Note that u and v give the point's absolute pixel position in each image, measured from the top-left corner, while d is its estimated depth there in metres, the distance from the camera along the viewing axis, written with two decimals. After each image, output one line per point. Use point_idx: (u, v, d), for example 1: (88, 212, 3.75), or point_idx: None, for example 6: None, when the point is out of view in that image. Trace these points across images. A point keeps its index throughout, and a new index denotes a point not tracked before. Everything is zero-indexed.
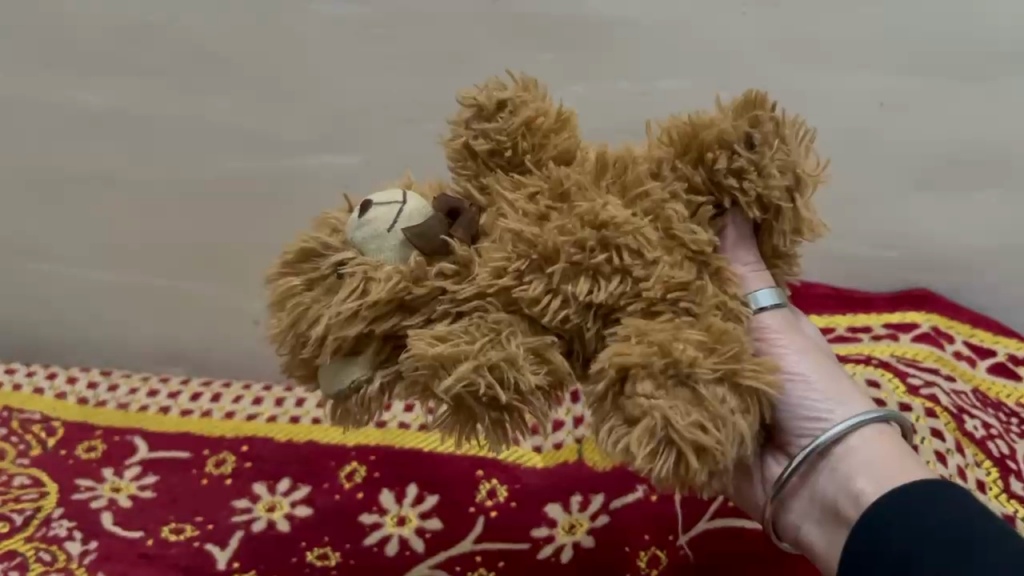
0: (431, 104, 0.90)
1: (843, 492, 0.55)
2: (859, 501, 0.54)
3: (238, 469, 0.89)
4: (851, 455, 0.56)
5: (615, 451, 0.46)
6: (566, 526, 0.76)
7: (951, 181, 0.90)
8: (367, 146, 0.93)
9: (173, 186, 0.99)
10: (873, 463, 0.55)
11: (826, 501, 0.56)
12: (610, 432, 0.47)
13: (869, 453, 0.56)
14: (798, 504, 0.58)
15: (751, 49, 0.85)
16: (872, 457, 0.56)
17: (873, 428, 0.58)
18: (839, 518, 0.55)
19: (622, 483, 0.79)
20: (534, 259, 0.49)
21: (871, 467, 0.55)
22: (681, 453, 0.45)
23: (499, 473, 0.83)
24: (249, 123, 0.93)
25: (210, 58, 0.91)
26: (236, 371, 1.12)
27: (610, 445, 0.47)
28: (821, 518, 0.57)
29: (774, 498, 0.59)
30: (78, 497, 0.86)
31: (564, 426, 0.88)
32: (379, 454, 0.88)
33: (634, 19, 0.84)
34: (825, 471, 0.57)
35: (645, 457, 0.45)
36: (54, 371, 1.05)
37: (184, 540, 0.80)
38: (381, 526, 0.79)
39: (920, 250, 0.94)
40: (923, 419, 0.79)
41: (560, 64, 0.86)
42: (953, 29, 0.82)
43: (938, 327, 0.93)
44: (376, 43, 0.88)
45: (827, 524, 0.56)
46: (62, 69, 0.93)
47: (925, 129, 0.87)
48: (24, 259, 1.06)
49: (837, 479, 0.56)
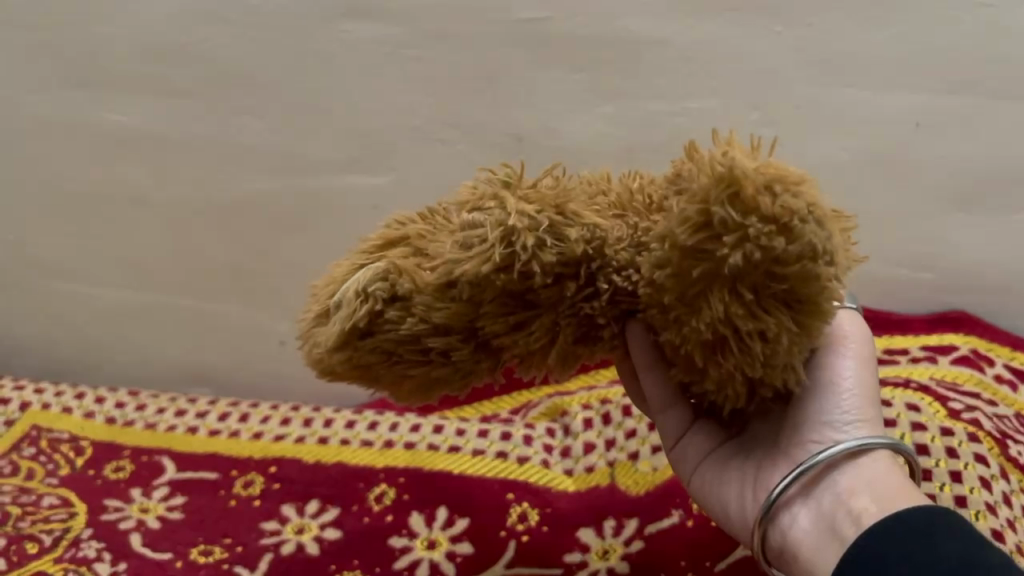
0: (464, 126, 0.88)
1: (842, 510, 0.52)
2: (860, 519, 0.50)
3: (267, 490, 0.88)
4: (859, 473, 0.53)
5: (692, 207, 0.42)
6: (601, 552, 0.75)
7: (1011, 198, 0.87)
8: (396, 163, 0.91)
9: (202, 207, 0.98)
10: (878, 485, 0.52)
11: (823, 515, 0.52)
12: (688, 207, 0.42)
13: (877, 473, 0.53)
14: (791, 513, 0.54)
15: (792, 69, 0.82)
16: (877, 477, 0.52)
17: (884, 458, 0.54)
18: (835, 533, 0.51)
19: (658, 507, 0.77)
20: (586, 179, 0.50)
21: (876, 489, 0.51)
22: (766, 174, 0.41)
23: (529, 497, 0.82)
24: (279, 143, 0.92)
25: (210, 59, 0.89)
26: (256, 391, 1.12)
27: (693, 206, 0.42)
28: (813, 531, 0.53)
29: (770, 502, 0.54)
30: (106, 518, 0.85)
31: (594, 450, 0.87)
32: (408, 476, 0.87)
33: (666, 41, 0.81)
34: (827, 484, 0.53)
35: (729, 172, 0.41)
36: (81, 391, 1.04)
37: (214, 562, 0.80)
38: (411, 550, 0.78)
39: (963, 270, 0.92)
40: (966, 445, 0.76)
41: (596, 88, 0.84)
42: (989, 48, 0.80)
43: (979, 350, 0.91)
44: (407, 63, 0.86)
45: (819, 534, 0.52)
46: (86, 93, 0.93)
47: (978, 138, 0.84)
48: (53, 279, 1.07)
49: (839, 495, 0.52)
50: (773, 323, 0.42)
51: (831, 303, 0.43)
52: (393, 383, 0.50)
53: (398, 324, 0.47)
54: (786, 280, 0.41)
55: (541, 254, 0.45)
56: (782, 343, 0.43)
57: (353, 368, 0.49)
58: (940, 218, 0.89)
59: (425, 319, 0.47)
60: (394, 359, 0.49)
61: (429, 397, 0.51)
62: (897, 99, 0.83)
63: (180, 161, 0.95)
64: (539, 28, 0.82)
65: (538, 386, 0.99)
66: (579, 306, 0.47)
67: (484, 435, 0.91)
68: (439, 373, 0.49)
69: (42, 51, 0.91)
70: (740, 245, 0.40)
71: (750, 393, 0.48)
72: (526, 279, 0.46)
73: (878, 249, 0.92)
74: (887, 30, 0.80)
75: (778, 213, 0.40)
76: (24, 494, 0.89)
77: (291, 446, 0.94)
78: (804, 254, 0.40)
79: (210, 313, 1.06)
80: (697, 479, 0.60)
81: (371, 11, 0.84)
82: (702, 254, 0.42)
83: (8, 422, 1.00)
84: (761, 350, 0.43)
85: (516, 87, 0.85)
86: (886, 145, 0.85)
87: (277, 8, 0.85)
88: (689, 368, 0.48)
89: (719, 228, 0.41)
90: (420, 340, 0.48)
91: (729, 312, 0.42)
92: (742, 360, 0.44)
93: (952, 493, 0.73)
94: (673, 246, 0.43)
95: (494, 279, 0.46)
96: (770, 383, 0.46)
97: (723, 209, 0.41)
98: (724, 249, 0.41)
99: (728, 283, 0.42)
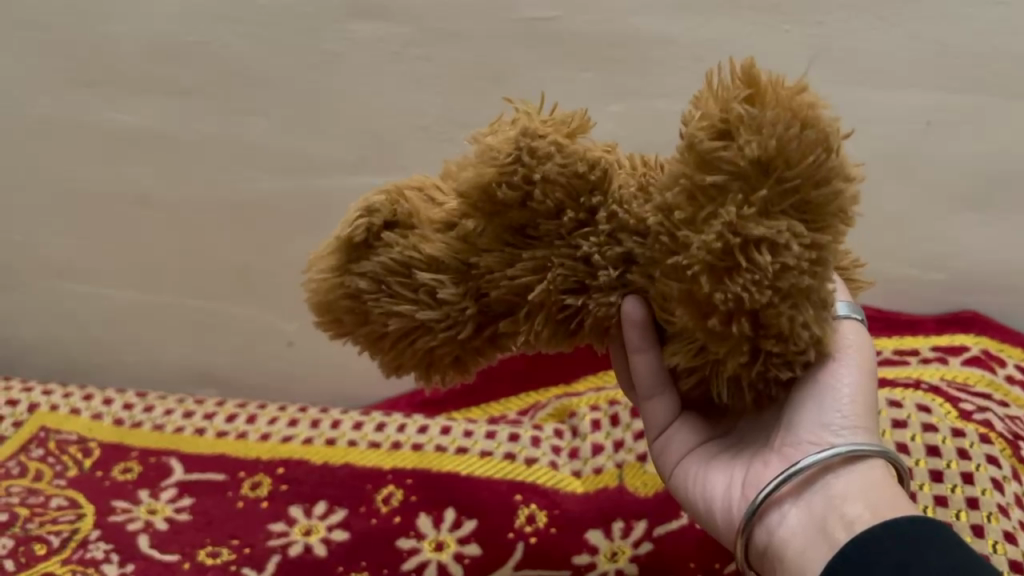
0: (472, 126, 0.87)
1: (834, 514, 0.50)
2: (852, 525, 0.49)
3: (275, 492, 0.88)
4: (853, 479, 0.51)
5: (716, 108, 0.44)
6: (609, 553, 0.75)
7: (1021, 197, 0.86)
8: (404, 163, 0.91)
9: (210, 208, 0.98)
10: (871, 493, 0.50)
11: (813, 518, 0.51)
12: (707, 114, 0.44)
13: (872, 480, 0.51)
14: (780, 513, 0.53)
15: (804, 68, 0.82)
16: (872, 484, 0.51)
17: (881, 467, 0.53)
18: (825, 537, 0.50)
19: (667, 508, 0.77)
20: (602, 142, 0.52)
21: (869, 496, 0.50)
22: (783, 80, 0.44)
23: (539, 498, 0.82)
24: (287, 143, 0.92)
25: (216, 58, 0.89)
26: (265, 393, 1.12)
27: (716, 110, 0.44)
28: (801, 531, 0.51)
29: (759, 499, 0.52)
30: (114, 519, 0.85)
31: (604, 451, 0.86)
32: (416, 478, 0.86)
33: (675, 39, 0.81)
34: (819, 487, 0.52)
35: (751, 75, 0.44)
36: (89, 392, 1.04)
37: (222, 564, 0.80)
38: (419, 551, 0.78)
39: (976, 268, 0.91)
40: (978, 446, 0.76)
41: (605, 86, 0.84)
42: (999, 45, 0.79)
43: (990, 350, 0.91)
44: (414, 63, 0.86)
45: (809, 537, 0.51)
46: (94, 94, 0.93)
47: (988, 136, 0.84)
48: (61, 280, 1.07)
49: (831, 500, 0.51)
50: (783, 225, 0.43)
51: (836, 220, 0.45)
52: (382, 325, 0.51)
53: (392, 247, 0.50)
54: (797, 180, 0.43)
55: (547, 171, 0.47)
56: (791, 254, 0.43)
57: (345, 296, 0.51)
58: (950, 217, 0.89)
59: (416, 249, 0.50)
60: (386, 288, 0.51)
61: (416, 355, 0.52)
62: (907, 98, 0.83)
63: (188, 160, 0.95)
64: (546, 26, 0.82)
65: (547, 386, 0.99)
66: (574, 239, 0.49)
67: (492, 437, 0.90)
68: (425, 315, 0.50)
69: (49, 51, 0.91)
70: (757, 140, 0.43)
71: (753, 337, 0.46)
72: (528, 196, 0.48)
73: (889, 248, 0.91)
74: (897, 28, 0.80)
75: (798, 109, 0.43)
76: (32, 496, 0.89)
77: (297, 449, 0.93)
78: (819, 143, 0.43)
79: (217, 314, 1.06)
80: (680, 470, 0.59)
81: (376, 10, 0.84)
82: (716, 158, 0.44)
83: (17, 424, 1.00)
84: (769, 262, 0.43)
85: (523, 86, 0.85)
86: (898, 144, 0.85)
87: (285, 7, 0.85)
88: (692, 307, 0.46)
89: (737, 124, 0.43)
90: (411, 271, 0.50)
91: (740, 213, 0.43)
92: (750, 278, 0.43)
93: (964, 496, 0.72)
94: (691, 153, 0.45)
95: (496, 191, 0.47)
96: (776, 322, 0.45)
97: (744, 106, 0.43)
98: (740, 144, 0.43)
99: (742, 185, 0.44)
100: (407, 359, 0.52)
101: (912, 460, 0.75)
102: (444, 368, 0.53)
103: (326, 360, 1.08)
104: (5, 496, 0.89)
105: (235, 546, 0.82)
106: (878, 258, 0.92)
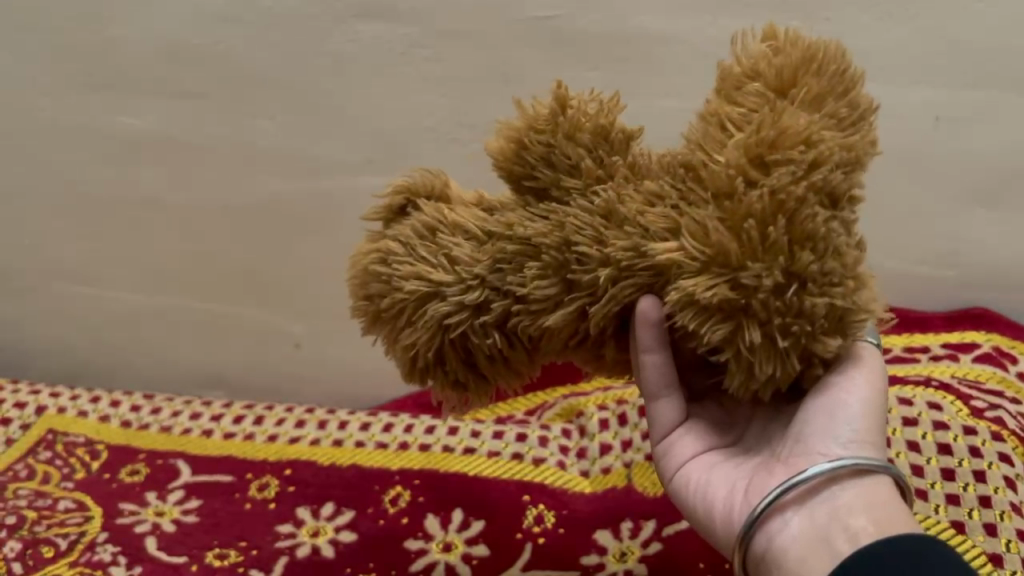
0: (478, 125, 0.87)
1: (838, 526, 0.49)
2: (857, 538, 0.48)
3: (283, 493, 0.88)
4: (859, 492, 0.50)
5: (740, 56, 0.48)
6: (618, 554, 0.75)
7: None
8: (409, 164, 0.90)
9: (216, 209, 0.98)
10: (877, 509, 0.50)
11: (817, 526, 0.50)
12: (733, 65, 0.49)
13: (878, 495, 0.51)
14: (782, 518, 0.51)
15: None
16: (878, 500, 0.50)
17: (888, 484, 0.52)
18: (828, 547, 0.49)
19: (676, 509, 0.77)
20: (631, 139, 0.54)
21: (875, 510, 0.50)
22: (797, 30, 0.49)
23: (547, 498, 0.81)
24: (292, 144, 0.92)
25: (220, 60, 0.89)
26: (270, 394, 1.12)
27: (743, 59, 0.48)
28: (803, 538, 0.50)
29: (763, 506, 0.51)
30: (122, 522, 0.85)
31: (611, 451, 0.86)
32: (423, 478, 0.86)
33: (677, 38, 0.81)
34: (825, 499, 0.51)
35: (767, 30, 0.49)
36: (96, 395, 1.04)
37: (229, 565, 0.79)
38: (426, 553, 0.78)
39: (983, 265, 0.91)
40: (990, 443, 0.75)
41: (608, 85, 0.84)
42: (1002, 43, 0.79)
43: (1002, 346, 0.90)
44: (421, 64, 0.86)
45: (812, 547, 0.49)
46: (98, 96, 0.93)
47: (995, 131, 0.83)
48: (67, 283, 1.07)
49: (837, 510, 0.50)
50: (813, 125, 0.44)
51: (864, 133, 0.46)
52: (402, 290, 0.51)
53: (424, 213, 0.53)
54: (819, 88, 0.46)
55: (574, 126, 0.49)
56: (824, 148, 0.44)
57: (374, 262, 0.53)
58: (958, 213, 0.88)
59: (446, 214, 0.53)
60: (413, 251, 0.52)
61: (429, 324, 0.50)
62: (912, 95, 0.82)
63: (194, 161, 0.95)
64: (548, 26, 0.82)
65: (555, 388, 0.99)
66: (595, 191, 0.49)
67: (500, 437, 0.90)
68: (443, 276, 0.50)
69: (55, 55, 0.91)
70: (778, 63, 0.46)
71: (789, 253, 0.43)
72: (557, 144, 0.50)
73: (896, 245, 0.90)
74: (906, 25, 0.79)
75: (812, 41, 0.47)
76: (40, 499, 0.89)
77: (303, 450, 0.93)
78: (837, 57, 0.46)
79: (223, 316, 1.06)
80: (691, 468, 0.57)
81: (380, 12, 0.84)
82: (744, 91, 0.47)
83: (25, 426, 1.00)
84: (802, 154, 0.44)
85: (528, 85, 0.85)
86: (903, 141, 0.85)
87: (290, 8, 0.85)
88: (727, 225, 0.44)
89: (760, 60, 0.47)
90: (438, 234, 0.52)
91: (767, 120, 0.45)
92: (785, 172, 0.43)
93: (976, 494, 0.72)
94: (720, 99, 0.48)
95: (527, 141, 0.50)
96: (813, 221, 0.43)
97: (765, 47, 0.48)
98: (761, 70, 0.47)
99: (768, 104, 0.46)
100: (421, 330, 0.51)
101: (924, 458, 0.75)
102: (456, 348, 0.51)
103: (332, 361, 1.07)
104: (13, 498, 0.89)
105: (243, 548, 0.82)
106: (885, 254, 0.91)
